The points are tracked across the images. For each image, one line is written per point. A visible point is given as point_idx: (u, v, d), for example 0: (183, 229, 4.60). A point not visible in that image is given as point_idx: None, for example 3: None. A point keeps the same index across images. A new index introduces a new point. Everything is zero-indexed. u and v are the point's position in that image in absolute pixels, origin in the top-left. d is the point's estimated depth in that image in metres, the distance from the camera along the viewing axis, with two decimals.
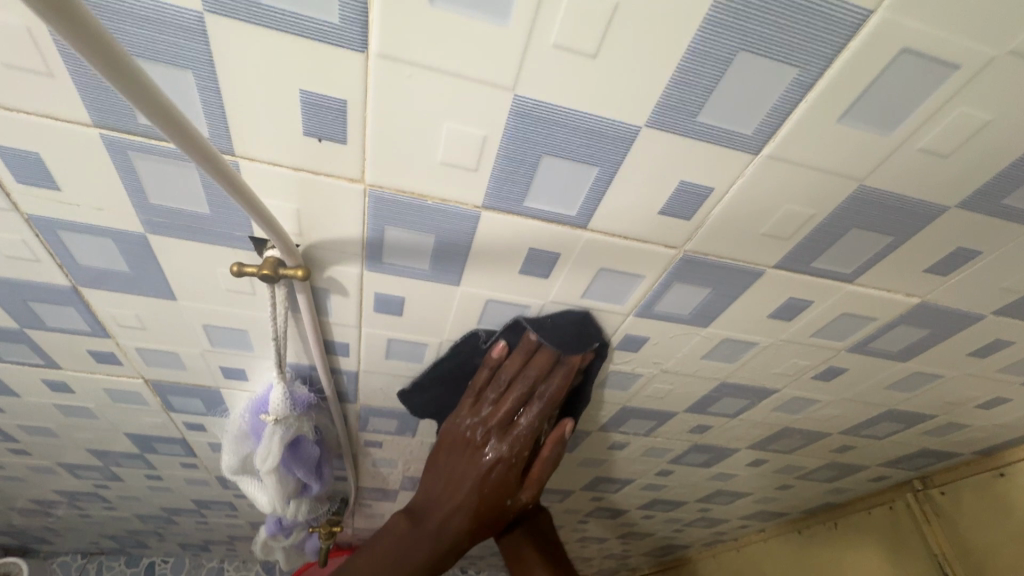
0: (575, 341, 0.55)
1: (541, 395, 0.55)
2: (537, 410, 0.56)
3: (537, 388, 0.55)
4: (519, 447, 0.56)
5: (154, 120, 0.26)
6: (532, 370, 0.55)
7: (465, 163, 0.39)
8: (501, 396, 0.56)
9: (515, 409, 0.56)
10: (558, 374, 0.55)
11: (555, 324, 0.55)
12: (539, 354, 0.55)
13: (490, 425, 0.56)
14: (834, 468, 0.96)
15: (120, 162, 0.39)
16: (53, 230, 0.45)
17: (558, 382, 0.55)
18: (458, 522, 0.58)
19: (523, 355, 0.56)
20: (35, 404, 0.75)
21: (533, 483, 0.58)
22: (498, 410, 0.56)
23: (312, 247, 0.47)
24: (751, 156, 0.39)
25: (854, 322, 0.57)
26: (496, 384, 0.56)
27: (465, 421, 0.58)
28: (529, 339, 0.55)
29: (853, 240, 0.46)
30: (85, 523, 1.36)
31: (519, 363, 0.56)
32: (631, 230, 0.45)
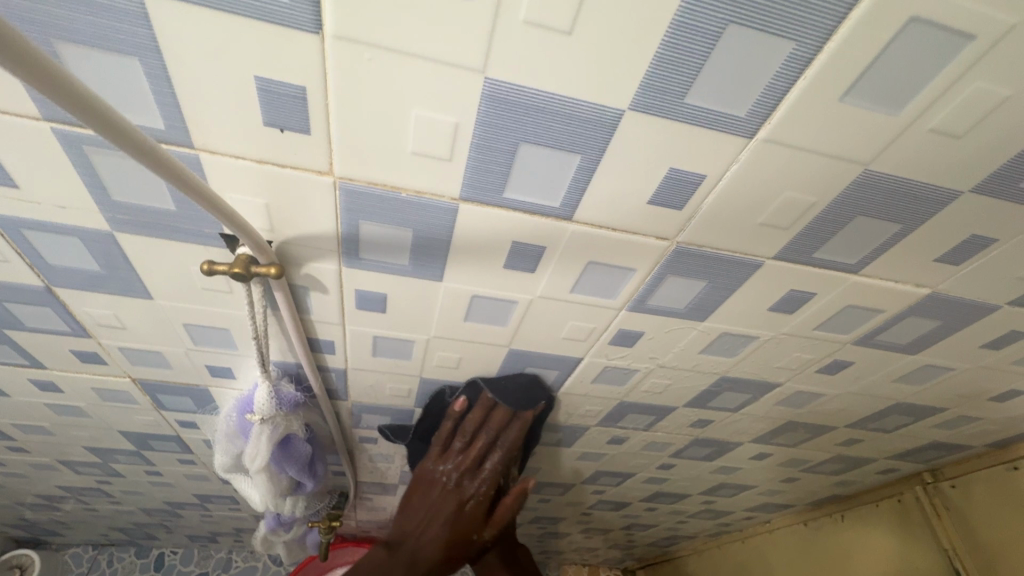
0: (525, 398, 0.64)
1: (503, 441, 0.63)
2: (501, 455, 0.62)
3: (500, 433, 0.63)
4: (488, 486, 0.61)
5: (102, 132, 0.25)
6: (494, 420, 0.63)
7: (436, 153, 0.36)
8: (468, 444, 0.63)
9: (482, 454, 0.62)
10: (514, 426, 0.63)
11: (506, 386, 0.64)
12: (497, 410, 0.63)
13: (461, 467, 0.62)
14: (840, 461, 0.94)
15: (76, 158, 0.37)
16: (18, 230, 0.44)
17: (517, 429, 0.63)
18: (428, 556, 0.57)
19: (484, 410, 0.63)
20: (26, 403, 0.75)
21: (500, 521, 0.61)
22: (467, 455, 0.62)
23: (285, 243, 0.45)
24: (745, 139, 0.36)
25: (860, 314, 0.54)
26: (462, 433, 0.63)
27: (437, 467, 0.63)
28: (486, 398, 0.64)
29: (857, 230, 0.44)
30: (93, 516, 1.37)
31: (480, 416, 0.64)
32: (618, 221, 0.42)
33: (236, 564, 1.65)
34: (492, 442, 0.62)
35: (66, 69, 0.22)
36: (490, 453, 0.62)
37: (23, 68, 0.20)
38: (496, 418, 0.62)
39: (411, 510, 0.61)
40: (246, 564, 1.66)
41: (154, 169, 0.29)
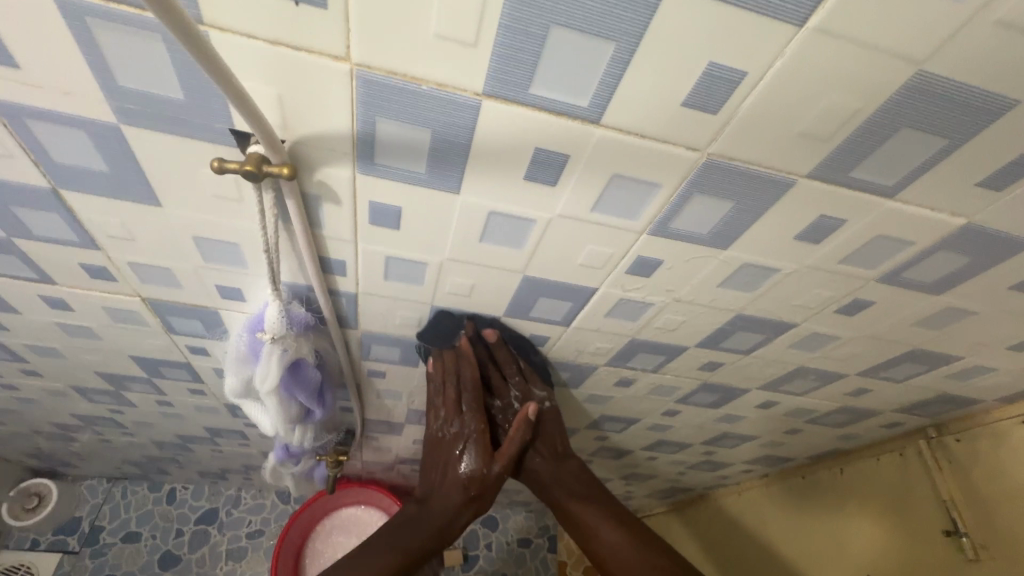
0: (457, 332, 0.69)
1: (464, 380, 0.68)
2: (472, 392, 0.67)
3: (461, 373, 0.68)
4: (473, 423, 0.66)
5: None
6: (449, 366, 0.69)
7: (462, 37, 0.34)
8: (445, 396, 0.68)
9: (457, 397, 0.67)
10: (467, 362, 0.68)
11: (445, 331, 0.69)
12: (449, 356, 0.69)
13: (448, 416, 0.67)
14: (846, 412, 0.94)
15: (80, 32, 0.35)
16: (21, 120, 0.42)
17: (471, 361, 0.68)
18: (454, 496, 0.64)
19: (441, 360, 0.69)
20: (37, 323, 0.75)
21: (507, 451, 0.65)
22: (449, 406, 0.68)
23: (298, 144, 0.43)
24: (795, 28, 0.33)
25: (888, 247, 0.53)
26: (436, 389, 0.69)
27: (434, 425, 0.68)
28: (438, 352, 0.70)
29: (900, 145, 0.41)
30: (106, 448, 1.41)
31: (441, 367, 0.69)
32: (649, 126, 0.40)
33: (245, 500, 1.71)
34: (461, 385, 0.68)
35: None
36: (462, 395, 0.67)
37: None
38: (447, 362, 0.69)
39: (429, 467, 0.67)
40: (255, 501, 1.71)
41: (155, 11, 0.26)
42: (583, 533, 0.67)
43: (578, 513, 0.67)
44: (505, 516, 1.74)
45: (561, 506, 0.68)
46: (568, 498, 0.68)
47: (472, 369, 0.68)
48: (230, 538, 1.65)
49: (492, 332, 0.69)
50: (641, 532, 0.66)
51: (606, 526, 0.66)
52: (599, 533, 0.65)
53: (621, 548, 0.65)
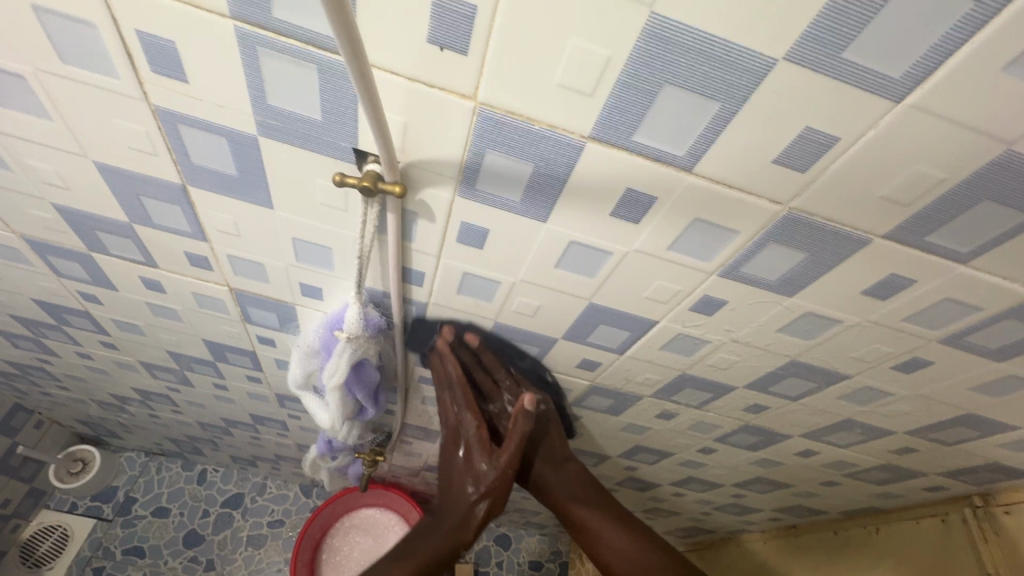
0: (431, 331, 0.72)
1: (453, 381, 0.70)
2: (459, 393, 0.69)
3: (450, 376, 0.70)
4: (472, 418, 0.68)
5: None
6: (437, 367, 0.72)
7: (581, 88, 0.38)
8: (443, 400, 0.72)
9: (451, 398, 0.70)
10: (450, 357, 0.70)
11: (426, 331, 0.72)
12: (435, 357, 0.73)
13: (451, 417, 0.71)
14: (888, 470, 0.93)
15: (247, 58, 0.41)
16: (174, 124, 0.48)
17: (455, 361, 0.70)
18: (468, 497, 0.65)
19: (431, 363, 0.73)
20: (129, 300, 0.81)
21: (506, 449, 0.65)
22: (448, 407, 0.71)
23: (410, 166, 0.47)
24: (893, 103, 0.36)
25: (956, 310, 0.54)
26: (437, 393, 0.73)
27: (444, 428, 0.72)
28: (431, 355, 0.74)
29: (980, 215, 0.43)
30: (153, 423, 1.48)
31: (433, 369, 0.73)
32: (738, 178, 0.43)
33: (270, 489, 1.76)
34: (455, 390, 0.69)
35: None
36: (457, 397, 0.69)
37: None
38: (434, 363, 0.72)
39: (447, 471, 0.69)
40: (279, 492, 1.76)
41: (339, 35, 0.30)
42: (587, 537, 0.67)
43: (579, 517, 0.67)
44: (518, 536, 1.74)
45: (567, 512, 0.68)
46: (579, 505, 0.68)
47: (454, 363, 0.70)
48: (252, 525, 1.69)
49: (473, 335, 0.71)
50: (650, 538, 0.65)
51: (612, 531, 0.65)
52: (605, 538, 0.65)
53: (633, 554, 0.64)
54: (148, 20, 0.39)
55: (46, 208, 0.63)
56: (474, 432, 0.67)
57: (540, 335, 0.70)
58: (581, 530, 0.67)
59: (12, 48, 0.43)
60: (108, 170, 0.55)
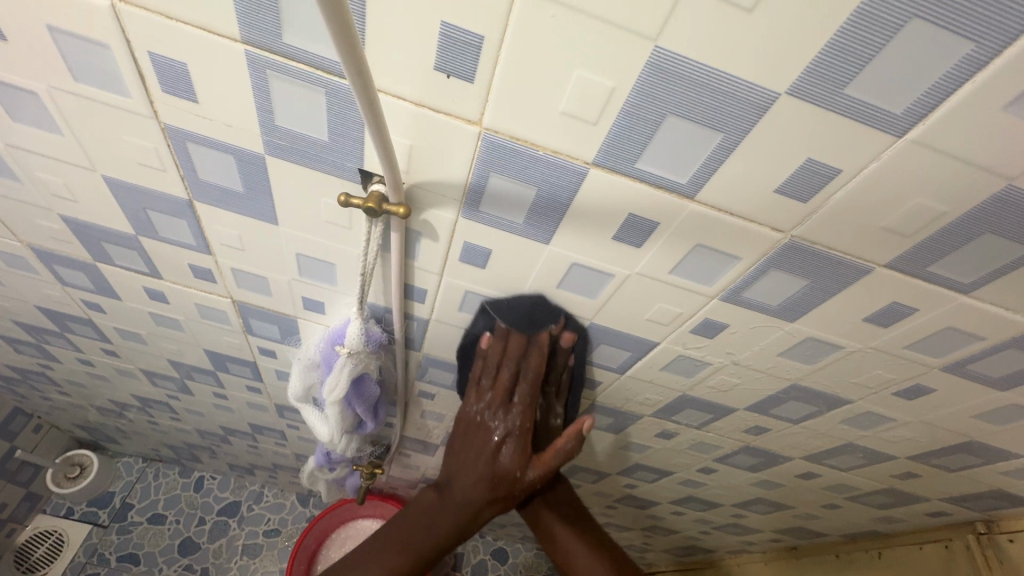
0: (525, 316, 0.60)
1: (528, 375, 0.63)
2: (524, 391, 0.63)
3: (525, 372, 0.63)
4: (520, 420, 0.63)
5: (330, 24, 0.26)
6: (512, 349, 0.62)
7: (585, 116, 0.39)
8: (495, 381, 0.64)
9: (510, 387, 0.63)
10: (533, 355, 0.62)
11: (509, 306, 0.60)
12: (511, 338, 0.62)
13: (493, 403, 0.64)
14: (890, 494, 0.92)
15: (256, 80, 0.41)
16: (182, 142, 0.49)
17: (539, 361, 0.62)
18: (472, 492, 0.65)
19: (500, 340, 0.62)
20: (132, 309, 0.82)
21: (548, 461, 0.66)
22: (497, 391, 0.64)
23: (415, 187, 0.48)
24: (893, 138, 0.36)
25: (957, 339, 0.53)
26: (488, 371, 0.64)
27: (472, 406, 0.65)
28: (499, 328, 0.62)
29: (981, 248, 0.43)
30: (152, 430, 1.48)
31: (499, 347, 0.63)
32: (740, 207, 0.43)
33: (267, 498, 1.75)
34: (517, 385, 0.64)
35: None
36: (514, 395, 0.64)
37: None
38: (512, 347, 0.62)
39: (454, 453, 0.67)
40: (275, 500, 1.75)
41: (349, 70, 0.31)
42: (559, 550, 0.71)
43: (558, 532, 0.71)
44: (515, 551, 1.72)
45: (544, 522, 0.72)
46: (560, 520, 0.71)
47: (534, 362, 0.62)
48: (248, 534, 1.68)
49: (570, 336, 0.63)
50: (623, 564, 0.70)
51: (584, 553, 0.70)
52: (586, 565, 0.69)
53: None
54: (160, 42, 0.40)
55: (54, 219, 0.63)
56: (522, 430, 0.64)
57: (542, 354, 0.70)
58: (555, 541, 0.71)
59: (27, 67, 0.44)
60: (116, 184, 0.56)
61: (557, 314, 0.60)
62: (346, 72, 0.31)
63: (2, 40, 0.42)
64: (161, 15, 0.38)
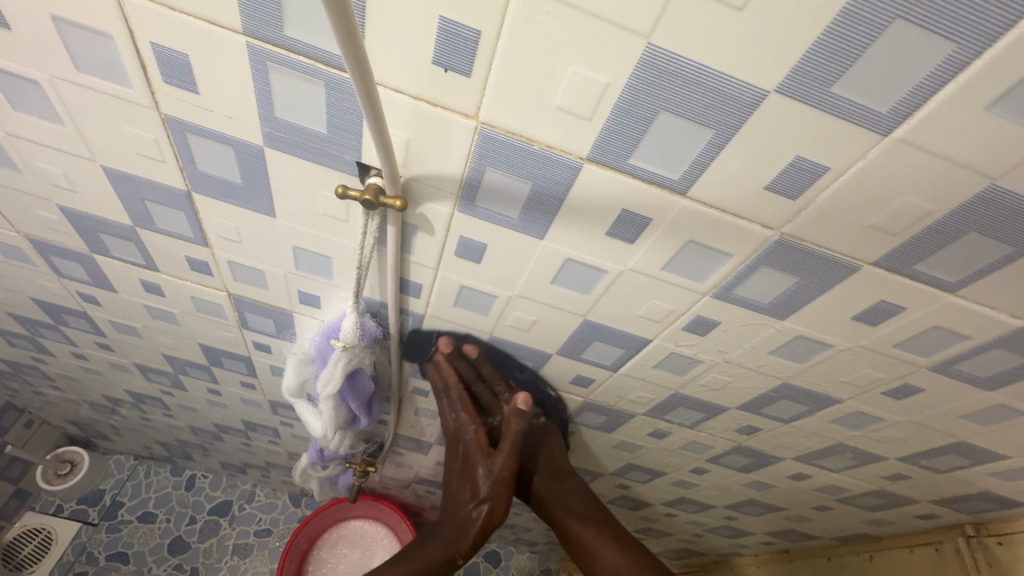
0: (433, 343, 0.73)
1: (453, 389, 0.72)
2: (457, 400, 0.71)
3: (449, 385, 0.72)
4: (470, 424, 0.70)
5: (332, 17, 0.27)
6: (435, 376, 0.74)
7: (579, 112, 0.39)
8: (443, 406, 0.73)
9: (449, 406, 0.72)
10: (450, 369, 0.71)
11: (425, 340, 0.72)
12: (433, 366, 0.74)
13: (449, 424, 0.73)
14: (880, 496, 0.92)
15: (256, 72, 0.42)
16: (182, 132, 0.49)
17: (452, 368, 0.71)
18: (466, 504, 0.68)
19: (430, 374, 0.74)
20: (127, 302, 0.82)
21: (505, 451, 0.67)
22: (447, 413, 0.73)
23: (411, 180, 0.48)
24: (880, 136, 0.37)
25: (945, 338, 0.54)
26: (439, 401, 0.74)
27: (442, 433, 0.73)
28: (427, 365, 0.75)
29: (967, 246, 0.44)
30: (144, 427, 1.48)
31: (434, 380, 0.74)
32: (731, 203, 0.44)
33: (259, 498, 1.74)
34: (454, 397, 0.72)
35: None
36: (456, 405, 0.71)
37: None
38: (434, 374, 0.73)
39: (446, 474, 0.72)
40: (268, 500, 1.74)
41: (349, 63, 0.32)
42: (585, 555, 0.67)
43: (576, 532, 0.68)
44: (508, 553, 1.72)
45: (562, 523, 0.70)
46: (575, 519, 0.69)
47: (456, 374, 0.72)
48: (239, 534, 1.67)
49: (473, 346, 0.71)
50: (637, 552, 0.66)
51: (605, 549, 0.66)
52: (599, 555, 0.66)
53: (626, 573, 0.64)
54: (162, 33, 0.40)
55: (51, 210, 0.64)
56: (474, 433, 0.69)
57: (536, 350, 0.71)
58: (576, 543, 0.68)
59: (29, 55, 0.44)
60: (115, 175, 0.56)
61: (446, 334, 0.71)
62: (346, 65, 0.32)
63: (5, 28, 0.42)
64: (165, 5, 0.38)
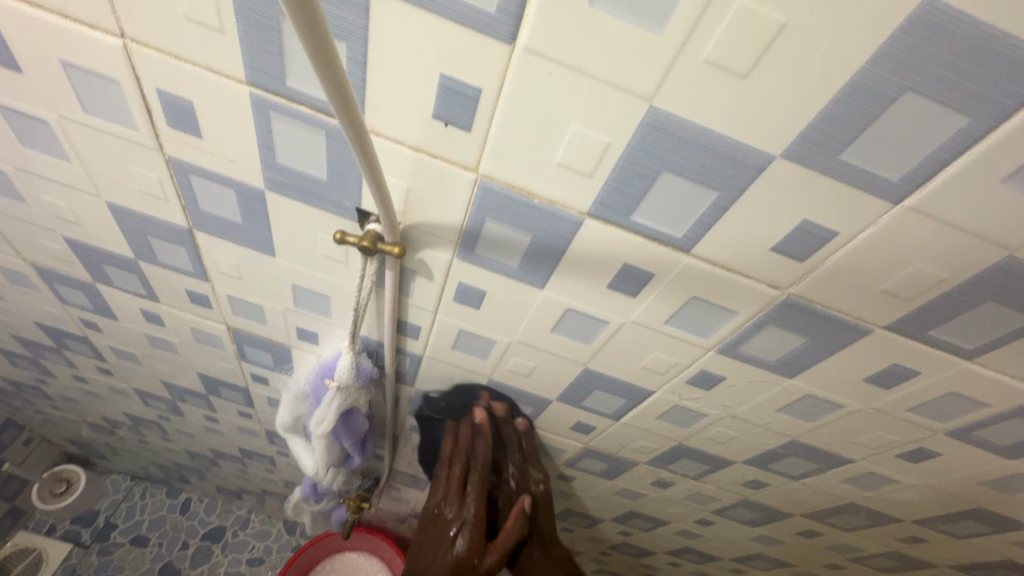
0: (461, 408, 0.73)
1: (474, 461, 0.67)
2: (473, 479, 0.65)
3: (471, 454, 0.67)
4: (476, 508, 0.64)
5: (328, 90, 0.28)
6: (462, 440, 0.68)
7: (580, 169, 0.39)
8: (448, 473, 0.67)
9: (462, 478, 0.66)
10: (481, 443, 0.68)
11: (446, 404, 0.74)
12: (466, 428, 0.70)
13: (447, 495, 0.65)
14: (896, 558, 0.87)
15: (259, 119, 0.42)
16: (185, 174, 0.49)
17: (485, 442, 0.68)
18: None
19: (454, 433, 0.71)
20: (128, 330, 0.82)
21: (503, 544, 0.63)
22: (450, 479, 0.66)
23: (411, 227, 0.47)
24: (890, 204, 0.36)
25: (962, 404, 0.52)
26: (444, 462, 0.68)
27: (431, 500, 0.66)
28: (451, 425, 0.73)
29: (985, 314, 0.42)
30: (142, 448, 1.46)
31: (452, 440, 0.70)
32: (736, 262, 0.43)
33: (253, 524, 1.71)
34: (466, 466, 0.66)
35: (330, 40, 0.25)
36: (462, 477, 0.66)
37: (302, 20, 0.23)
38: (464, 438, 0.68)
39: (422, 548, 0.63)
40: (262, 527, 1.71)
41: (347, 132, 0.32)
42: None
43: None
44: None
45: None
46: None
47: (479, 450, 0.68)
48: (231, 561, 1.63)
49: (501, 405, 0.71)
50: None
51: None
52: None
53: None
54: (167, 81, 0.41)
55: (57, 240, 0.64)
56: (478, 519, 0.63)
57: (535, 395, 0.69)
58: None
59: (39, 97, 0.45)
60: (118, 210, 0.56)
61: (489, 396, 0.71)
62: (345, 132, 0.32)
63: (17, 72, 0.43)
64: (169, 55, 0.39)
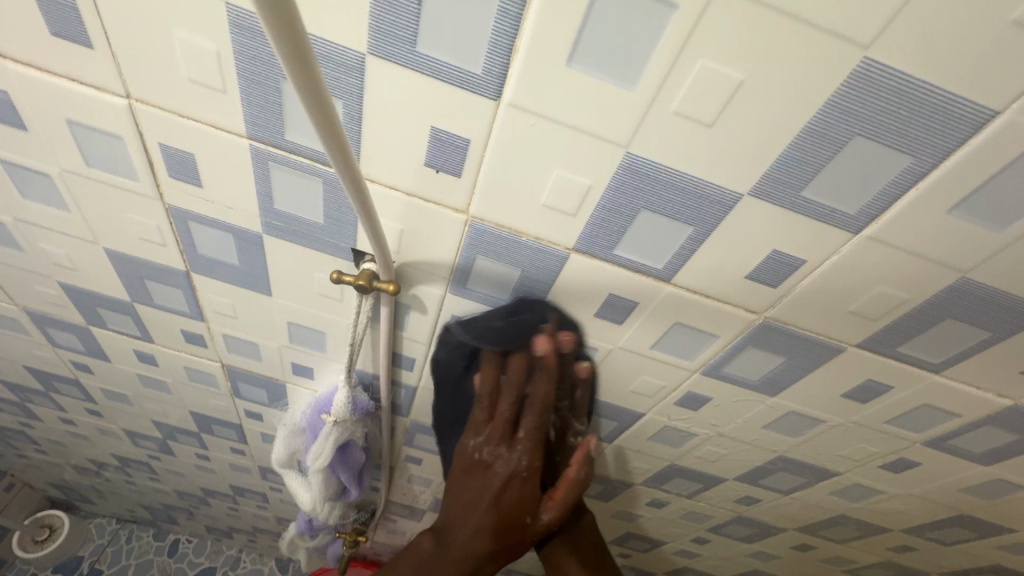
0: (511, 335, 0.51)
1: (532, 402, 0.52)
2: (532, 418, 0.52)
3: (530, 396, 0.52)
4: (528, 459, 0.53)
5: (332, 153, 0.31)
6: (513, 372, 0.52)
7: (564, 209, 0.41)
8: (493, 413, 0.53)
9: (512, 420, 0.53)
10: (541, 378, 0.52)
11: (492, 326, 0.52)
12: (514, 359, 0.52)
13: (494, 438, 0.53)
14: (889, 568, 0.89)
15: (258, 170, 0.44)
16: (184, 221, 0.51)
17: (548, 379, 0.52)
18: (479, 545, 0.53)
19: (495, 363, 0.53)
20: (120, 371, 0.82)
21: (560, 496, 0.56)
22: (495, 422, 0.53)
23: (406, 265, 0.50)
24: (850, 234, 0.39)
25: (935, 415, 0.54)
26: (482, 400, 0.53)
27: (468, 441, 0.54)
28: (493, 354, 0.53)
29: (946, 331, 0.45)
30: (128, 490, 1.43)
31: (494, 371, 0.53)
32: (714, 290, 0.46)
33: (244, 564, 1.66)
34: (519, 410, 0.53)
35: (335, 115, 0.28)
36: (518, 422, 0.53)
37: (312, 101, 0.26)
38: (512, 369, 0.52)
39: (456, 492, 0.54)
40: (253, 567, 1.66)
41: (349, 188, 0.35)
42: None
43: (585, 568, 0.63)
44: None
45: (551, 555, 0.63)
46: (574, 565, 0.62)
47: (540, 386, 0.52)
48: None
49: (568, 337, 0.52)
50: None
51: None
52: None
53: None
54: (170, 135, 0.43)
55: (51, 285, 0.65)
56: (531, 471, 0.53)
57: None
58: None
59: (42, 152, 0.47)
60: (115, 256, 0.57)
61: (552, 324, 0.51)
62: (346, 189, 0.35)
63: (23, 130, 0.45)
64: (173, 113, 0.41)
